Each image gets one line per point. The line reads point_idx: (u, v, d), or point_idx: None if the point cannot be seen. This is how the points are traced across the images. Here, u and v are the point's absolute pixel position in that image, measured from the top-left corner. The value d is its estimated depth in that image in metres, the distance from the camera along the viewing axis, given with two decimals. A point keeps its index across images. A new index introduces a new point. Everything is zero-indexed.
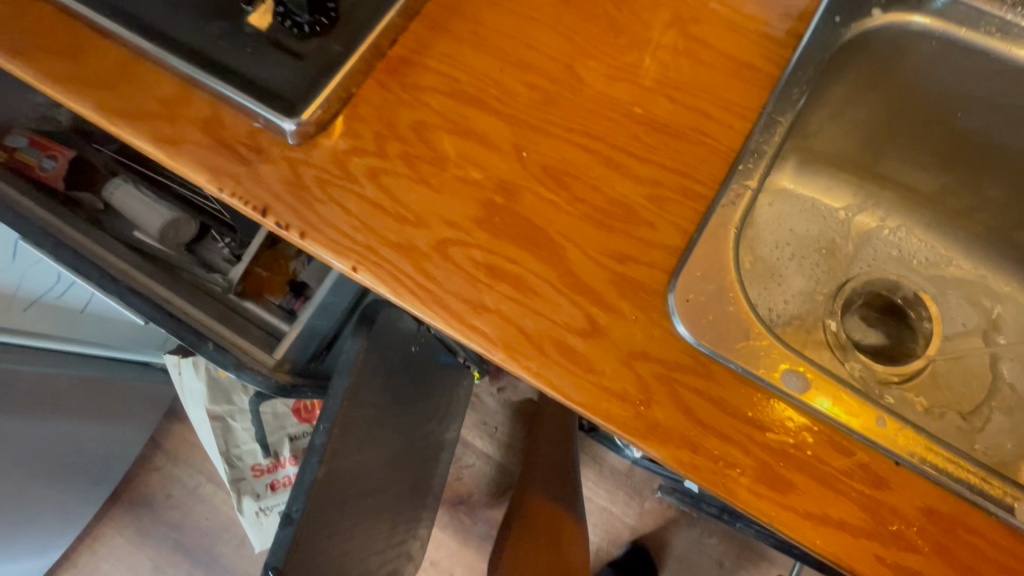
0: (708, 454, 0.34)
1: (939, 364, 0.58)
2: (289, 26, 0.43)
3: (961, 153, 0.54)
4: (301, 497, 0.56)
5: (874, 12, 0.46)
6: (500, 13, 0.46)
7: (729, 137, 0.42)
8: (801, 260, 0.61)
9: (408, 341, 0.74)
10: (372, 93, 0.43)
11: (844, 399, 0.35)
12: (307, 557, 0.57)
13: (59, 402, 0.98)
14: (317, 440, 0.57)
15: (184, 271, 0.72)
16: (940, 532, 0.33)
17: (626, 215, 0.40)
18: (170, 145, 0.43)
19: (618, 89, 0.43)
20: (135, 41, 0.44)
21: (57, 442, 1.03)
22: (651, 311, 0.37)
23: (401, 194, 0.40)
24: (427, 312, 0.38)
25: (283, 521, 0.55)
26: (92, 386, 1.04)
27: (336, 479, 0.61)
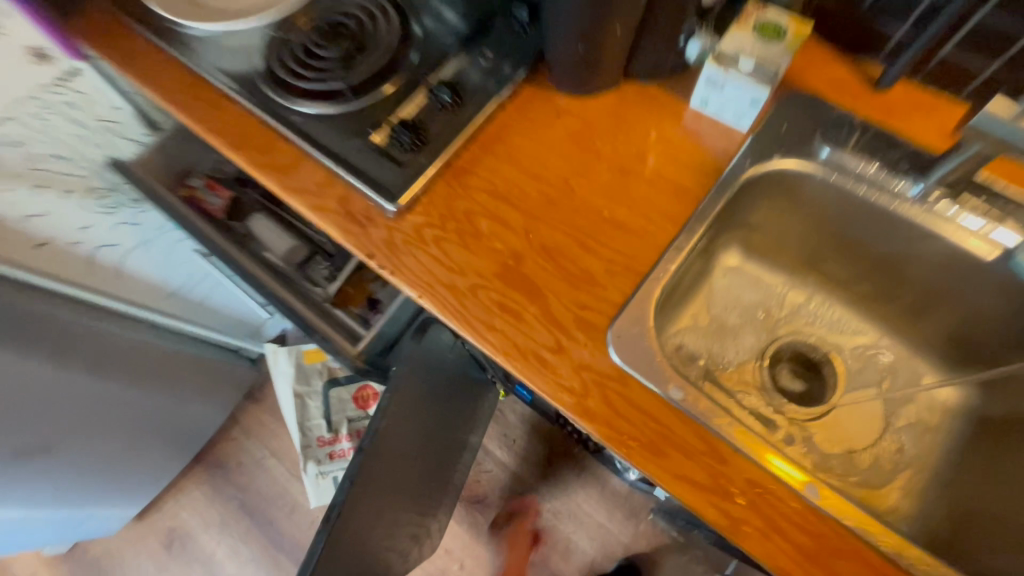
0: (619, 431, 0.56)
1: (840, 410, 0.76)
2: (395, 143, 0.70)
3: (857, 253, 0.73)
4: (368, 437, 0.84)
5: (776, 155, 0.67)
6: (527, 142, 0.71)
7: (664, 236, 0.65)
8: (742, 321, 0.82)
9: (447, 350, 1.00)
10: (442, 188, 0.69)
11: (707, 408, 0.57)
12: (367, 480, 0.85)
13: (164, 366, 1.33)
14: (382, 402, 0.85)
15: (297, 284, 0.99)
16: (754, 494, 0.54)
17: (589, 280, 0.63)
18: (316, 210, 0.69)
19: (597, 198, 0.67)
20: (303, 145, 0.71)
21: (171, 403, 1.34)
22: (597, 341, 0.60)
23: (451, 254, 0.66)
24: (459, 328, 0.62)
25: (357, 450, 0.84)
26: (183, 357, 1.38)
27: (390, 435, 0.88)
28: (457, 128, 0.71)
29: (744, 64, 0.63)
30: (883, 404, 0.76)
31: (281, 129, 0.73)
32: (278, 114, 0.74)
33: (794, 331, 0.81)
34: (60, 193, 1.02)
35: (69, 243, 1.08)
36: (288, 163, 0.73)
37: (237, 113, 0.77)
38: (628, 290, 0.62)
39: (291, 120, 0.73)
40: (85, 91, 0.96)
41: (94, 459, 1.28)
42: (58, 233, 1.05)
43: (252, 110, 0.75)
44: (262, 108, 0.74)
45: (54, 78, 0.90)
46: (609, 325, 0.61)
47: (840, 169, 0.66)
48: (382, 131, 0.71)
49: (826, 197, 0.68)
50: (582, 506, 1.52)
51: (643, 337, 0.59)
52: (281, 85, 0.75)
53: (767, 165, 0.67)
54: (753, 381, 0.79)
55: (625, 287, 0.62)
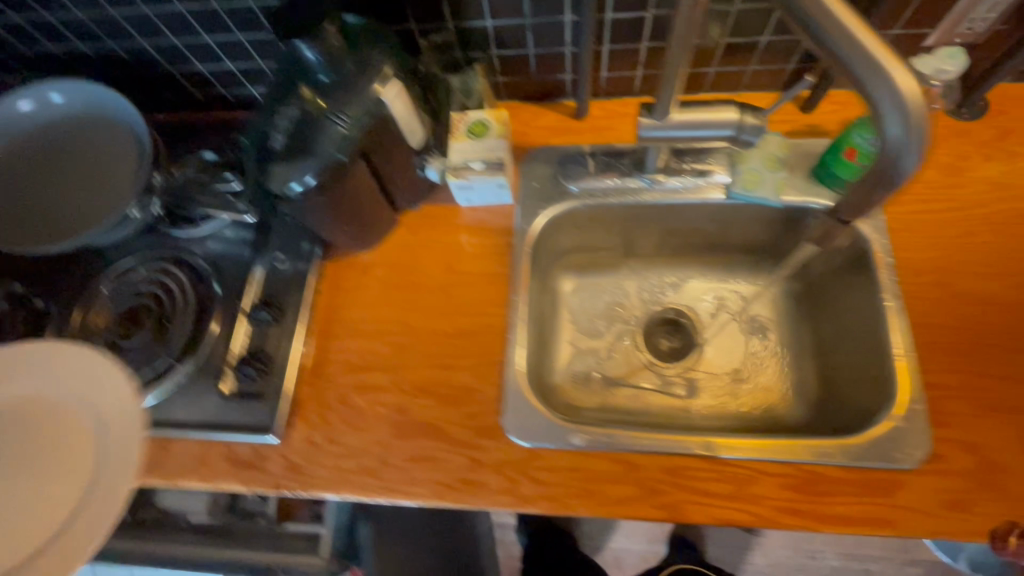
0: (555, 496, 0.65)
1: (711, 347, 0.91)
2: (243, 380, 0.73)
3: (648, 233, 0.90)
4: None
5: (542, 210, 0.80)
6: (355, 308, 0.78)
7: (501, 321, 0.75)
8: (608, 324, 0.95)
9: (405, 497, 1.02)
10: (307, 391, 0.74)
11: (606, 435, 0.67)
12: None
13: None
14: None
15: (235, 528, 0.96)
16: (671, 476, 0.64)
17: (465, 392, 0.71)
18: (211, 479, 0.71)
19: (435, 321, 0.76)
20: (162, 432, 0.73)
21: None
22: (498, 437, 0.69)
23: (346, 439, 0.71)
24: (387, 497, 0.67)
25: None
26: None
27: None
28: (290, 333, 0.76)
29: (475, 166, 0.75)
30: (735, 323, 0.92)
31: None
32: None
33: (647, 307, 0.96)
34: None
35: None
36: (158, 454, 0.73)
37: None
38: (499, 380, 0.71)
39: None
40: None
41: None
42: None
43: None
44: None
45: None
46: (499, 419, 0.69)
47: (593, 193, 0.80)
48: (227, 376, 0.74)
49: (597, 215, 0.83)
50: None
51: (529, 412, 0.69)
52: None
53: (538, 220, 0.80)
54: (643, 364, 0.92)
55: (495, 379, 0.72)
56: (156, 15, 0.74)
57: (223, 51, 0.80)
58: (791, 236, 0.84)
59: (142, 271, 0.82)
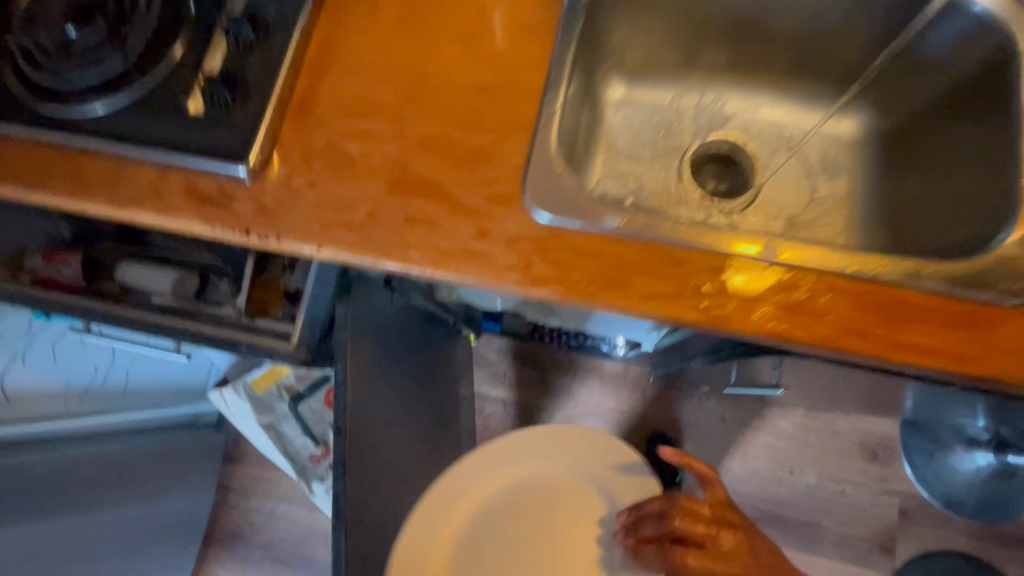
0: (574, 282, 0.54)
1: (769, 188, 0.77)
2: (217, 104, 0.60)
3: (725, 30, 0.75)
4: (341, 416, 0.72)
5: None
6: (357, 45, 0.63)
7: (536, 79, 0.60)
8: (654, 147, 0.80)
9: (397, 321, 0.92)
10: (289, 131, 0.60)
11: (649, 221, 0.55)
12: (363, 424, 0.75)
13: (117, 476, 1.22)
14: (338, 375, 0.72)
15: (201, 313, 0.87)
16: (725, 279, 0.53)
17: (483, 154, 0.58)
18: (168, 212, 0.60)
19: (457, 71, 0.61)
20: (114, 148, 0.60)
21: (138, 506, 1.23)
22: (517, 210, 0.56)
23: (333, 189, 0.58)
24: (376, 258, 0.56)
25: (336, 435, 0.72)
26: (132, 456, 1.27)
27: (366, 419, 0.77)
28: (277, 60, 0.61)
29: None
30: (805, 165, 0.77)
31: (79, 142, 0.61)
32: (64, 129, 0.61)
33: (701, 136, 0.81)
34: None
35: None
36: (108, 177, 0.61)
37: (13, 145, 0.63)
38: (527, 148, 0.57)
39: (88, 129, 0.61)
40: None
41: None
42: None
43: (35, 138, 0.62)
44: (38, 127, 0.62)
45: None
46: (521, 189, 0.56)
47: None
48: (197, 97, 0.61)
49: None
50: (590, 401, 1.60)
51: (559, 183, 0.56)
52: (53, 95, 0.62)
53: None
54: (682, 198, 0.78)
55: (520, 144, 0.58)
56: None
57: None
58: (898, 52, 0.69)
59: None
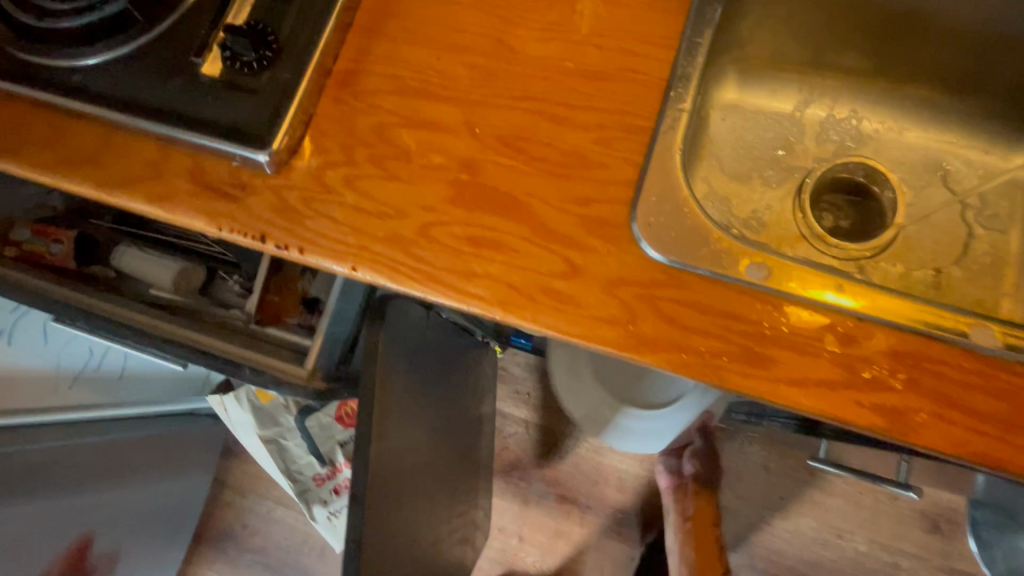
0: (697, 351, 0.39)
1: (910, 230, 0.61)
2: (239, 67, 0.47)
3: (885, 26, 0.59)
4: (361, 477, 0.58)
5: None
6: (423, 4, 0.49)
7: (658, 68, 0.45)
8: (767, 167, 0.64)
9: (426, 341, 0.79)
10: (328, 108, 0.47)
11: (806, 276, 0.40)
12: (384, 481, 0.61)
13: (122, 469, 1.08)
14: (361, 426, 0.59)
15: (204, 314, 0.75)
16: (907, 369, 0.38)
17: (580, 162, 0.43)
18: (165, 202, 0.46)
19: (550, 48, 0.46)
20: (103, 112, 0.47)
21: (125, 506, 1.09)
22: (621, 242, 0.41)
23: (378, 193, 0.44)
24: (426, 290, 0.42)
25: (352, 502, 0.57)
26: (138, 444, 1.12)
27: (387, 470, 0.63)
28: (319, 14, 0.47)
29: None
30: (960, 207, 0.61)
31: (59, 101, 0.48)
32: (42, 82, 0.48)
33: (827, 157, 0.65)
34: None
35: None
36: (94, 150, 0.48)
37: None
38: (640, 157, 0.43)
39: (74, 86, 0.48)
40: None
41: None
42: None
43: (9, 92, 0.49)
44: (11, 79, 0.48)
45: None
46: (629, 215, 0.42)
47: None
48: (213, 56, 0.47)
49: None
50: None
51: (682, 212, 0.41)
52: (35, 39, 0.49)
53: None
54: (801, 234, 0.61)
55: (631, 153, 0.43)
56: None
57: None
58: None
59: None
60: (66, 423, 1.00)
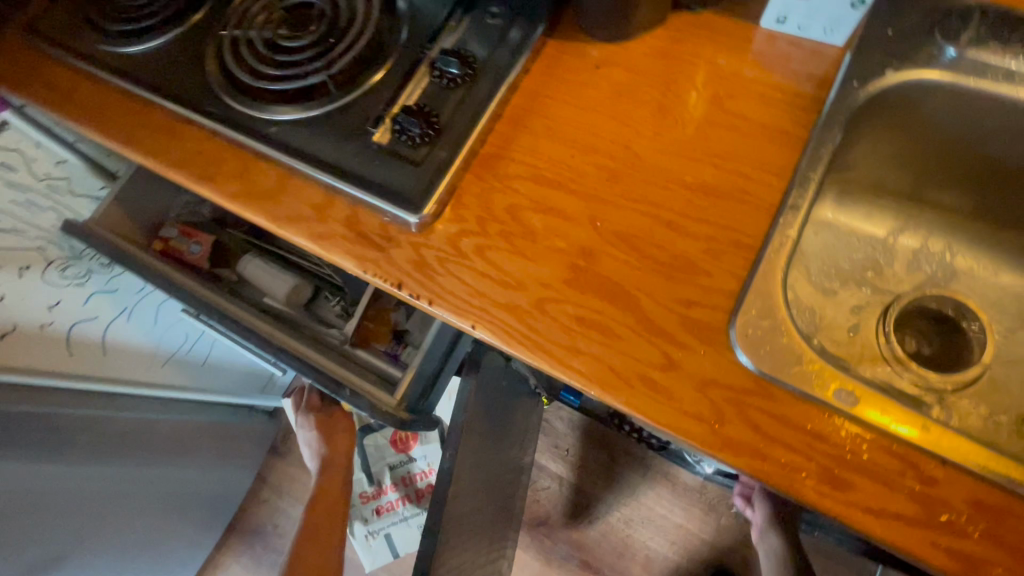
0: (777, 461, 0.42)
1: (997, 371, 0.62)
2: (403, 138, 0.55)
3: (992, 176, 0.61)
4: (436, 510, 0.67)
5: (887, 72, 0.54)
6: (565, 108, 0.56)
7: (769, 193, 0.50)
8: (852, 285, 0.67)
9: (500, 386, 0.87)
10: (472, 185, 0.54)
11: (894, 411, 0.42)
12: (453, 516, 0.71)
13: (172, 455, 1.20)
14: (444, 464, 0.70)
15: (309, 329, 0.84)
16: (986, 519, 0.39)
17: (687, 267, 0.48)
18: (322, 241, 0.55)
19: (672, 161, 0.52)
20: (287, 161, 0.56)
21: (155, 485, 1.19)
22: (717, 345, 0.45)
23: (504, 265, 0.51)
24: (534, 357, 0.47)
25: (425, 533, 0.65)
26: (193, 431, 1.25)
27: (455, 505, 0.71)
28: (477, 106, 0.56)
29: None
30: None
31: (255, 146, 0.58)
32: (243, 128, 0.59)
33: (915, 285, 0.67)
34: (16, 271, 0.86)
35: (39, 326, 0.91)
36: (273, 188, 0.58)
37: (194, 136, 0.62)
38: (745, 273, 0.47)
39: (267, 135, 0.58)
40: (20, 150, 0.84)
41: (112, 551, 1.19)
42: (24, 317, 0.88)
43: (217, 131, 0.60)
44: (222, 123, 0.59)
45: None
46: (729, 322, 0.46)
47: (973, 74, 0.53)
48: (384, 127, 0.56)
49: (951, 110, 0.56)
50: (655, 508, 1.39)
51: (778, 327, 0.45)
52: (243, 92, 0.60)
53: (878, 84, 0.54)
54: (883, 355, 0.64)
55: (737, 268, 0.48)
56: None
57: None
58: None
59: None
60: (147, 398, 1.13)
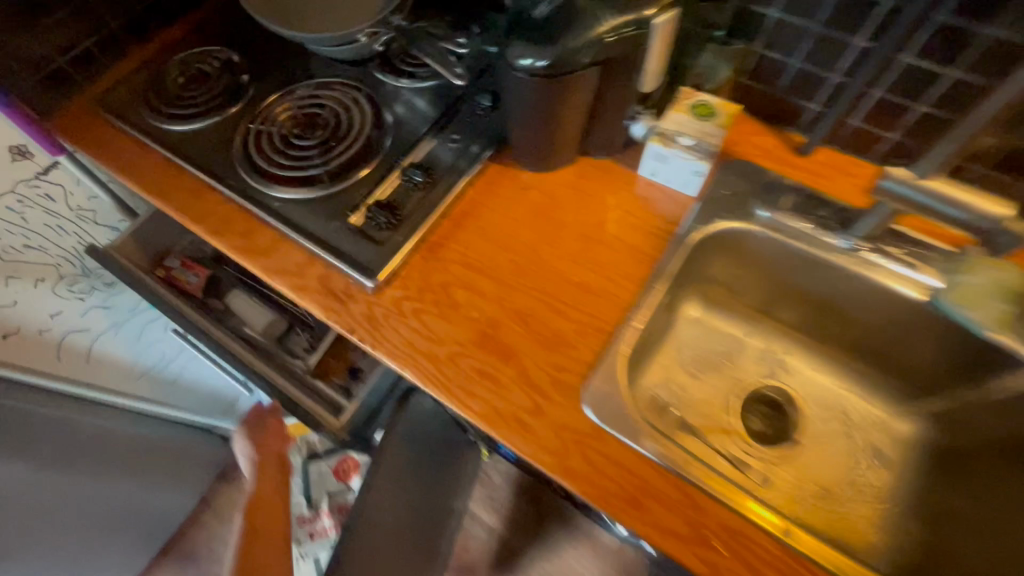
0: (600, 487, 0.59)
1: (809, 449, 0.80)
2: (372, 223, 0.74)
3: (808, 302, 0.80)
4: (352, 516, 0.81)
5: (719, 219, 0.74)
6: (495, 215, 0.76)
7: (628, 295, 0.70)
8: (711, 371, 0.85)
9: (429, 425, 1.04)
10: (417, 263, 0.73)
11: (684, 457, 0.60)
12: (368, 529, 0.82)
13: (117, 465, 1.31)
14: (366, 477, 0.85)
15: (277, 358, 0.98)
16: (730, 541, 0.57)
17: (562, 341, 0.66)
18: (300, 291, 0.72)
19: (564, 264, 0.72)
20: (284, 228, 0.75)
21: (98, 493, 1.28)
22: (574, 401, 0.63)
23: (431, 325, 0.68)
24: (442, 395, 0.64)
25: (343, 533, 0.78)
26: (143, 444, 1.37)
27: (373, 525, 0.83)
28: (431, 205, 0.75)
29: (684, 140, 0.71)
30: (849, 443, 0.80)
31: (261, 214, 0.77)
32: (254, 199, 0.77)
33: (761, 376, 0.86)
34: (32, 281, 1.02)
35: (39, 331, 1.07)
36: (269, 247, 0.76)
37: (213, 198, 0.80)
38: (601, 352, 0.66)
39: (271, 207, 0.77)
40: (65, 185, 0.99)
41: (42, 567, 1.23)
42: (29, 322, 1.05)
43: (232, 198, 0.79)
44: (238, 193, 0.78)
45: (33, 175, 0.92)
46: (584, 384, 0.64)
47: (774, 229, 0.74)
48: (360, 212, 0.75)
49: (771, 250, 0.76)
50: (573, 566, 1.49)
51: (617, 391, 0.63)
52: (258, 171, 0.79)
53: (711, 228, 0.74)
54: (730, 427, 0.82)
55: (597, 346, 0.66)
56: None
57: None
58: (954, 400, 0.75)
59: (337, 92, 0.86)
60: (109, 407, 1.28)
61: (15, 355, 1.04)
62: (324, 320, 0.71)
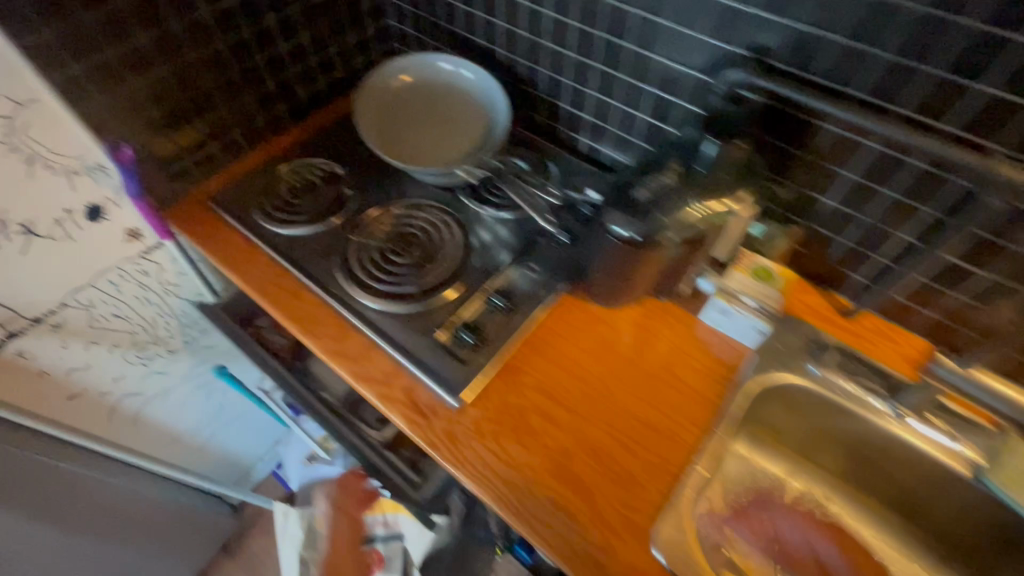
0: None
1: None
2: (457, 342, 0.81)
3: (855, 456, 0.85)
4: None
5: (776, 371, 0.79)
6: (569, 344, 0.83)
7: (692, 439, 0.75)
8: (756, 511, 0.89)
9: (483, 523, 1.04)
10: (497, 384, 0.79)
11: None
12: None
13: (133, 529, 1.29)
14: None
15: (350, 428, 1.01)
16: None
17: (631, 479, 0.71)
18: (384, 400, 0.78)
19: (633, 400, 0.78)
20: (376, 338, 0.82)
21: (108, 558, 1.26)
22: (641, 543, 0.67)
23: (509, 448, 0.73)
24: (518, 523, 0.68)
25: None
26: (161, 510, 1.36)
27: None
28: (511, 330, 0.83)
29: (748, 301, 0.79)
30: None
31: (355, 322, 0.84)
32: (349, 307, 0.85)
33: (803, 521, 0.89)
34: (108, 348, 1.07)
35: (100, 394, 1.11)
36: (359, 353, 0.82)
37: (312, 302, 0.88)
38: (667, 491, 0.70)
39: (365, 316, 0.84)
40: (162, 262, 1.07)
41: None
42: (94, 385, 1.09)
43: (329, 303, 0.86)
44: (334, 299, 0.86)
45: (138, 253, 1.02)
46: (652, 527, 0.68)
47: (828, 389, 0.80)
48: (446, 330, 0.82)
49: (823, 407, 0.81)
50: None
51: (683, 537, 0.67)
52: (357, 281, 0.88)
53: (763, 378, 0.79)
54: None
55: (664, 487, 0.71)
56: (572, 60, 0.92)
57: (594, 105, 0.95)
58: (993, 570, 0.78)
59: (427, 214, 0.96)
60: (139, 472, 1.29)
61: (71, 415, 1.09)
62: (405, 431, 0.76)
